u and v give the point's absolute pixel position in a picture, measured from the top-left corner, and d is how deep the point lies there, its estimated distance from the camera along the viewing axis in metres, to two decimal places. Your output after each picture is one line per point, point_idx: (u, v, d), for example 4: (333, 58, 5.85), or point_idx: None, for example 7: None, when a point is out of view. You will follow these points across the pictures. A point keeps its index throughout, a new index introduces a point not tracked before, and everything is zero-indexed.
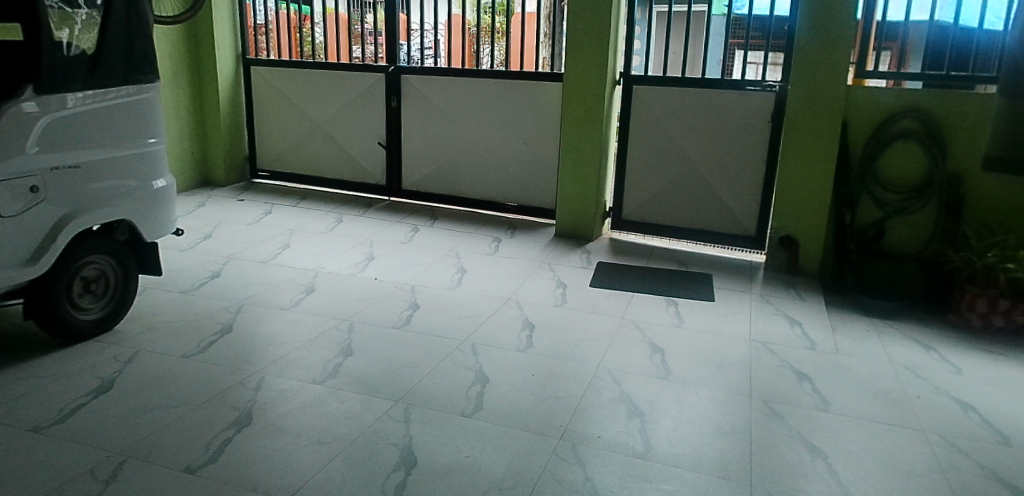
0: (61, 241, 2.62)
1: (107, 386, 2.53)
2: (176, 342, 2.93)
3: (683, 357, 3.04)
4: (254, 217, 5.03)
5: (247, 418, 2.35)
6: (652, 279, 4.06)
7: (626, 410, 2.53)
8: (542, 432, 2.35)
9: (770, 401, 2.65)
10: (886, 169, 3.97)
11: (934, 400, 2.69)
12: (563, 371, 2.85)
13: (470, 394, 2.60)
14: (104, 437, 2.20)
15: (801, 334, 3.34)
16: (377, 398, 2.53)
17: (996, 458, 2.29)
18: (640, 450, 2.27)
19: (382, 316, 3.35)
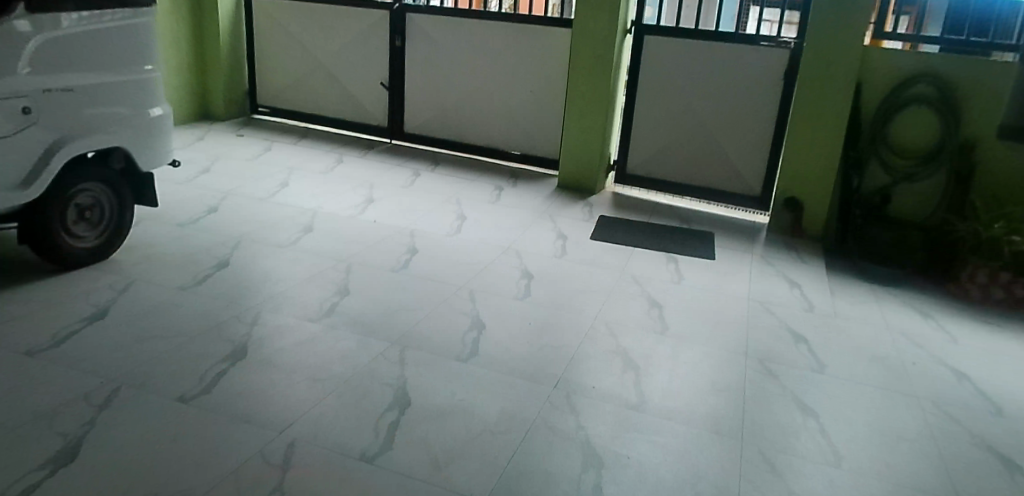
0: (54, 166, 2.57)
1: (103, 313, 2.49)
2: (171, 273, 2.91)
3: (680, 313, 3.03)
4: (254, 153, 4.95)
5: (242, 352, 2.30)
6: (654, 235, 4.03)
7: (621, 362, 2.53)
8: (537, 380, 2.35)
9: (766, 360, 2.65)
10: (898, 135, 3.93)
11: (929, 368, 2.69)
12: (559, 322, 2.84)
13: (465, 339, 2.59)
14: (95, 362, 2.15)
15: (800, 296, 3.33)
16: (372, 339, 2.52)
17: (988, 427, 2.30)
18: (633, 401, 2.27)
19: (380, 259, 3.33)
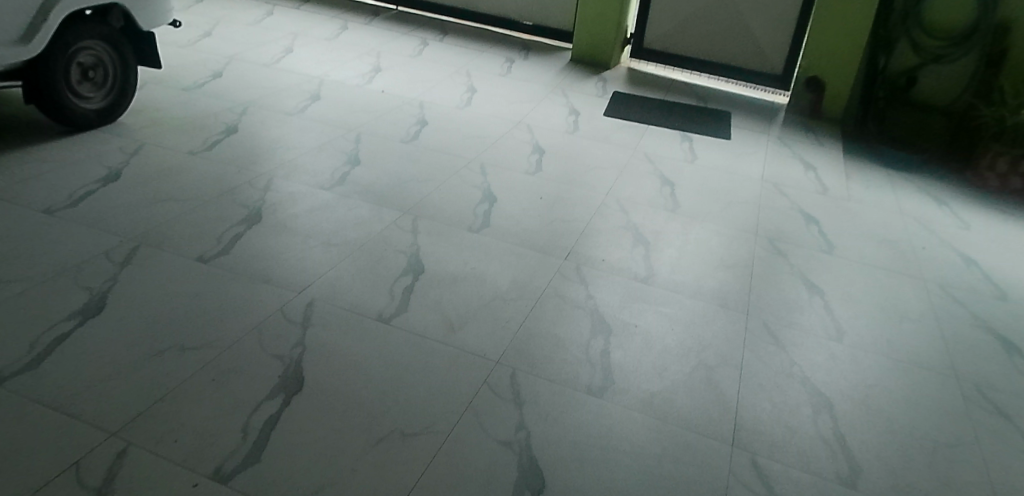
0: (53, 20, 2.46)
1: (116, 175, 2.48)
2: (181, 138, 2.87)
3: (692, 192, 3.02)
4: (255, 17, 4.75)
5: (257, 216, 2.31)
6: (669, 113, 3.93)
7: (632, 237, 2.55)
8: (548, 252, 2.37)
9: (775, 239, 2.67)
10: (932, 12, 3.72)
11: (937, 252, 2.72)
12: (570, 197, 2.83)
13: (477, 211, 2.60)
14: (113, 222, 2.16)
15: (813, 178, 3.30)
16: (385, 208, 2.52)
17: (989, 310, 2.35)
18: (642, 274, 2.30)
19: (390, 129, 3.27)
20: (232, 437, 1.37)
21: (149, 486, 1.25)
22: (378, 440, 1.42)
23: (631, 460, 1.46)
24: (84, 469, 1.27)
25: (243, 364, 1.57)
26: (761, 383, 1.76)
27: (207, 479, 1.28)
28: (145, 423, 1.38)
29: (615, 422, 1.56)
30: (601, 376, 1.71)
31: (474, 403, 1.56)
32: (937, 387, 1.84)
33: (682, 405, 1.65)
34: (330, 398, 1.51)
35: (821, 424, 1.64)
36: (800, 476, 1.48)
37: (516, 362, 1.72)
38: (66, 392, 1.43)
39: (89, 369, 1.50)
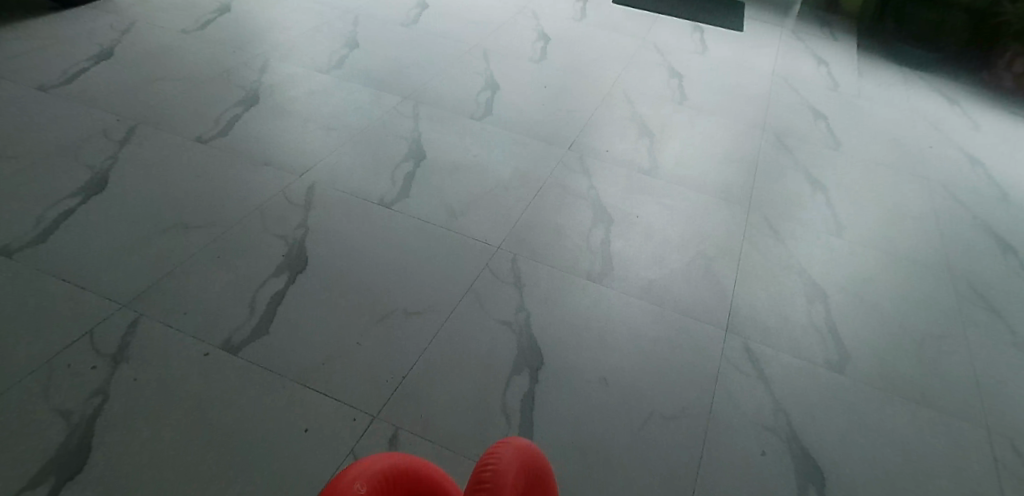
0: None
1: (108, 54, 2.40)
2: (172, 16, 2.75)
3: (701, 85, 2.93)
4: None
5: (254, 98, 2.25)
6: (680, 3, 3.76)
7: (636, 129, 2.50)
8: (551, 141, 2.32)
9: (783, 135, 2.62)
10: None
11: (945, 152, 2.68)
12: (576, 87, 2.76)
13: (480, 99, 2.53)
14: (109, 102, 2.11)
15: (826, 74, 3.20)
16: (385, 93, 2.45)
17: (991, 210, 2.34)
18: (647, 167, 2.23)
19: (389, 12, 3.14)
20: (239, 312, 1.40)
21: (162, 355, 1.30)
22: (382, 318, 1.45)
23: (627, 343, 1.50)
24: (98, 336, 1.31)
25: (248, 244, 1.57)
26: (758, 275, 1.77)
27: (217, 350, 1.32)
28: (155, 296, 1.41)
29: (613, 307, 1.59)
30: (601, 263, 1.71)
31: (476, 286, 1.58)
32: (931, 282, 1.87)
33: (680, 293, 1.67)
34: (334, 278, 1.53)
35: (815, 314, 1.67)
36: (790, 361, 1.52)
37: (517, 248, 1.72)
38: (75, 264, 1.44)
39: (95, 243, 1.50)
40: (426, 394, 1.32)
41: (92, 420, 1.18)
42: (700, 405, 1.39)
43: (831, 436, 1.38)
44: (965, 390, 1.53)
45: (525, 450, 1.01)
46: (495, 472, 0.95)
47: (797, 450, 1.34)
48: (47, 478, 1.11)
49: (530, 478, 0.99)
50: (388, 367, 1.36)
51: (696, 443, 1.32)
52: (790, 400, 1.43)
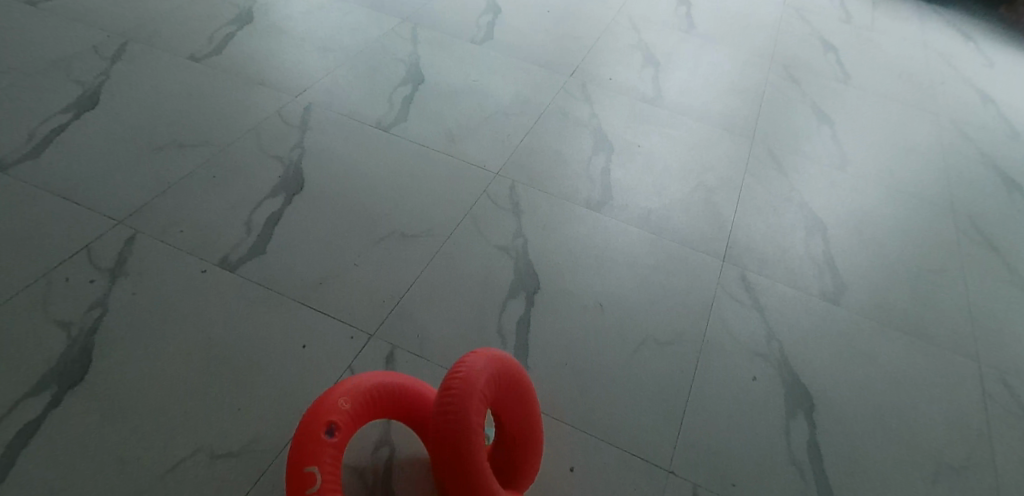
0: None
1: None
2: None
3: (709, 14, 2.84)
4: None
5: (248, 17, 2.15)
6: None
7: (640, 58, 2.42)
8: (552, 68, 2.23)
9: (791, 67, 2.55)
10: None
11: (956, 89, 2.62)
12: (580, 13, 2.66)
13: (480, 23, 2.43)
14: (98, 18, 2.01)
15: (837, 5, 3.10)
16: (382, 14, 2.35)
17: (999, 147, 2.31)
18: (649, 95, 2.17)
19: None
20: (237, 231, 1.40)
21: (160, 271, 1.30)
22: (379, 241, 1.45)
23: (623, 271, 1.50)
24: (94, 252, 1.31)
25: (244, 164, 1.55)
26: (759, 206, 1.76)
27: (215, 267, 1.33)
28: (151, 214, 1.40)
29: (611, 235, 1.58)
30: (599, 192, 1.69)
31: (473, 211, 1.57)
32: (932, 217, 1.86)
33: (679, 222, 1.66)
34: (331, 199, 1.51)
35: (813, 246, 1.67)
36: (786, 291, 1.53)
37: (516, 175, 1.70)
38: (70, 180, 1.43)
39: (90, 159, 1.48)
40: (424, 314, 1.33)
41: (92, 332, 1.19)
42: (695, 332, 1.41)
43: (823, 364, 1.40)
44: (958, 322, 1.55)
45: (497, 362, 1.04)
46: (464, 381, 1.00)
47: (789, 376, 1.36)
48: (49, 387, 1.11)
49: (502, 385, 1.04)
50: (386, 288, 1.36)
51: (690, 366, 1.34)
52: (783, 329, 1.44)
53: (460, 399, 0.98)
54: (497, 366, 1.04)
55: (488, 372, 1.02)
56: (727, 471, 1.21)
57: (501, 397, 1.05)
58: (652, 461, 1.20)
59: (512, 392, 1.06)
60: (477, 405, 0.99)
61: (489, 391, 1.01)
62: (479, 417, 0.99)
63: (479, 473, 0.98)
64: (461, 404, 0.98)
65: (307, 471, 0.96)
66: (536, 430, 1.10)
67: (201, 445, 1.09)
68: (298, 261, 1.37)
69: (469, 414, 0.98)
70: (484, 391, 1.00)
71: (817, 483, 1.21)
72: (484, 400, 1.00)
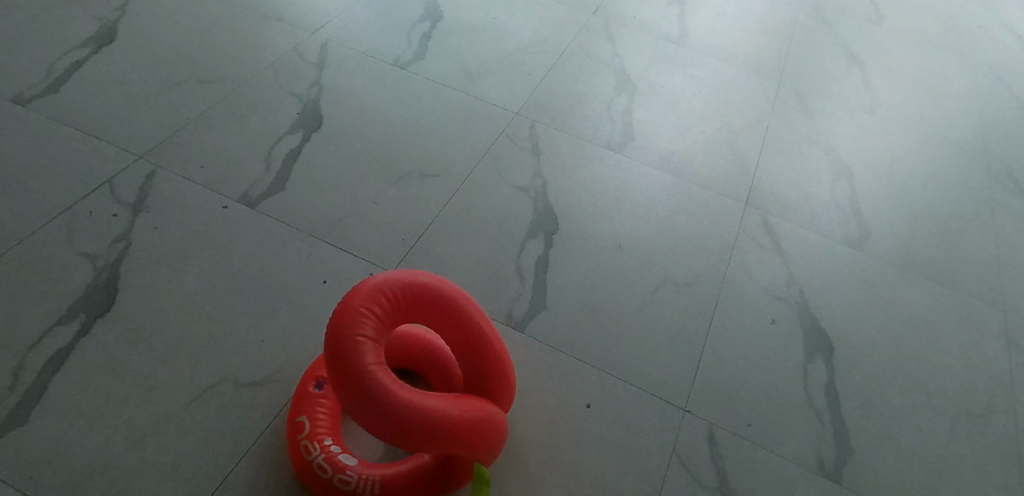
0: None
1: None
2: None
3: None
4: None
5: None
6: None
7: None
8: (574, 6, 2.05)
9: (821, 7, 2.28)
10: None
11: (1008, 22, 2.37)
12: None
13: None
14: None
15: None
16: None
17: None
18: (674, 36, 2.02)
19: None
20: (256, 167, 1.40)
21: (182, 206, 1.31)
22: (398, 179, 1.44)
23: (644, 213, 1.49)
24: (117, 186, 1.32)
25: (262, 101, 1.54)
26: (783, 150, 1.72)
27: (235, 203, 1.33)
28: (171, 149, 1.40)
29: (631, 176, 1.56)
30: (620, 133, 1.66)
31: (492, 151, 1.55)
32: (964, 163, 1.79)
33: (700, 165, 1.63)
34: (349, 137, 1.50)
35: (838, 191, 1.63)
36: (808, 236, 1.51)
37: (535, 115, 1.67)
38: (90, 114, 1.43)
39: (109, 94, 1.48)
40: (442, 252, 1.34)
41: (118, 264, 1.21)
42: (714, 275, 1.40)
43: (844, 308, 1.39)
44: (984, 269, 1.52)
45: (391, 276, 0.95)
46: (343, 303, 0.93)
47: (808, 320, 1.36)
48: (79, 315, 1.14)
49: (400, 296, 0.94)
50: (405, 226, 1.36)
51: (709, 309, 1.34)
52: (804, 273, 1.43)
53: (338, 322, 0.91)
54: (388, 280, 0.94)
55: (373, 288, 0.93)
56: (744, 410, 1.21)
57: (410, 308, 0.95)
58: (669, 400, 1.21)
59: (423, 299, 0.96)
60: (360, 320, 0.91)
61: (376, 305, 0.92)
62: (368, 331, 0.91)
63: (394, 392, 0.89)
64: (340, 326, 0.90)
65: (297, 421, 1.01)
66: (488, 338, 0.99)
67: (226, 374, 1.11)
68: (317, 198, 1.37)
69: (354, 331, 0.90)
70: (366, 307, 0.92)
71: (833, 424, 1.22)
72: (371, 316, 0.92)
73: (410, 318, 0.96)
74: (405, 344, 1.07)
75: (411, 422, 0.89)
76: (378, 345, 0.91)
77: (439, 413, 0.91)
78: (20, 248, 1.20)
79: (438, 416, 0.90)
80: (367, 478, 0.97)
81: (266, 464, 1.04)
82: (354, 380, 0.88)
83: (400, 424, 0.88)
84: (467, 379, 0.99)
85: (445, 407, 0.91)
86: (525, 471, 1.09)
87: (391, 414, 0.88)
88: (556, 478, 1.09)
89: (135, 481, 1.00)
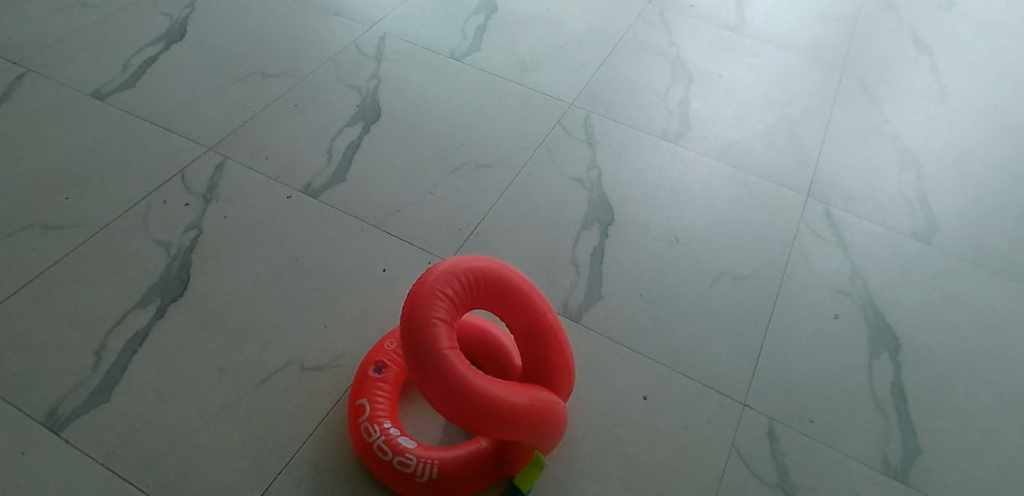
0: None
1: None
2: None
3: None
4: None
5: None
6: None
7: None
8: None
9: None
10: None
11: None
12: None
13: None
14: None
15: None
16: None
17: None
18: (732, 23, 1.98)
19: None
20: (318, 158, 1.44)
21: (249, 195, 1.35)
22: (455, 170, 1.46)
23: (701, 204, 1.47)
24: (188, 177, 1.37)
25: (323, 93, 1.57)
26: (846, 140, 1.67)
27: (299, 193, 1.37)
28: (238, 141, 1.45)
29: (688, 167, 1.54)
30: (677, 123, 1.64)
31: (547, 142, 1.55)
32: None
33: (760, 155, 1.60)
34: (406, 128, 1.53)
35: (905, 183, 1.58)
36: (873, 229, 1.47)
37: (591, 106, 1.66)
38: (162, 108, 1.49)
39: (180, 89, 1.54)
40: (498, 242, 1.35)
41: (190, 251, 1.26)
42: (775, 268, 1.37)
43: (911, 303, 1.34)
44: None
45: (465, 262, 0.98)
46: (418, 283, 0.95)
47: (873, 314, 1.32)
48: (154, 299, 1.19)
49: (472, 280, 0.96)
50: (462, 216, 1.38)
51: (768, 301, 1.32)
52: (869, 267, 1.39)
53: (412, 304, 0.93)
54: (460, 265, 0.97)
55: (446, 272, 0.95)
56: (805, 406, 1.19)
57: (482, 294, 0.97)
58: (728, 393, 1.19)
59: (494, 284, 0.97)
60: (435, 301, 0.93)
61: (448, 289, 0.94)
62: (440, 313, 0.93)
63: (462, 374, 0.91)
64: (415, 305, 0.93)
65: (358, 404, 1.04)
66: (554, 327, 1.00)
67: (292, 358, 1.15)
68: (377, 188, 1.40)
69: (429, 311, 0.92)
70: (439, 289, 0.94)
71: (899, 422, 1.19)
72: (444, 298, 0.94)
73: (479, 304, 0.98)
74: (469, 334, 1.09)
75: (475, 403, 0.91)
76: (449, 327, 0.93)
77: (504, 398, 0.92)
78: (101, 234, 1.27)
79: (502, 400, 0.92)
80: (426, 460, 0.99)
81: (331, 445, 1.07)
82: (424, 360, 0.91)
83: (466, 405, 0.90)
84: (530, 366, 1.00)
85: (510, 393, 0.93)
86: (581, 460, 1.10)
87: (458, 394, 0.90)
88: (613, 468, 1.09)
89: (208, 458, 1.05)
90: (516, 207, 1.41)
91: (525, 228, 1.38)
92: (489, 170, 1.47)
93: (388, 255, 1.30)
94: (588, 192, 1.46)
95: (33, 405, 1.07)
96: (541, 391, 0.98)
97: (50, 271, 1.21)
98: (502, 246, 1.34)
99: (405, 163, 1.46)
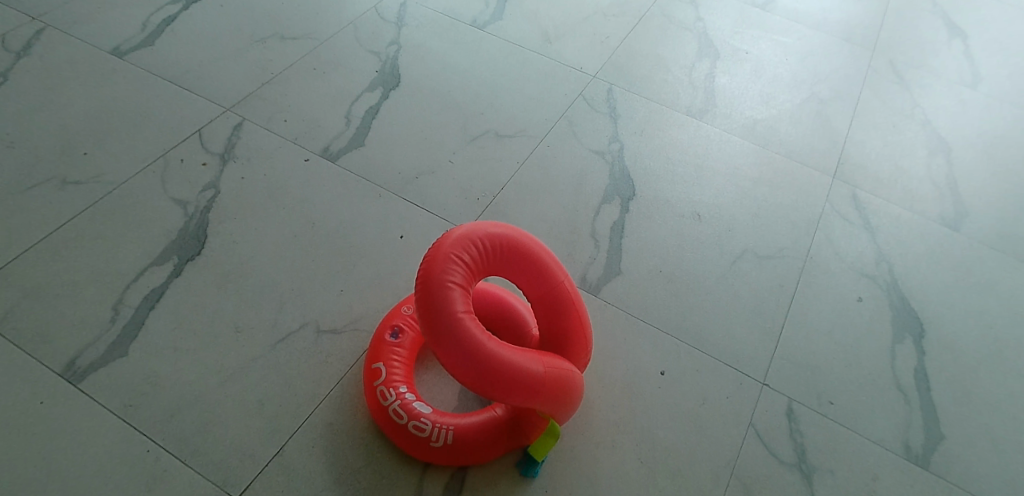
0: None
1: None
2: None
3: None
4: None
5: None
6: None
7: None
8: None
9: None
10: None
11: None
12: None
13: None
14: None
15: None
16: None
17: None
18: None
19: None
20: (336, 123, 1.42)
21: (267, 157, 1.34)
22: (474, 139, 1.44)
23: (724, 182, 1.44)
24: (206, 137, 1.36)
25: (342, 57, 1.55)
26: (875, 122, 1.63)
27: (317, 157, 1.36)
28: (256, 103, 1.43)
29: (712, 143, 1.51)
30: (702, 99, 1.61)
31: (569, 114, 1.52)
32: None
33: (786, 134, 1.56)
34: (427, 95, 1.51)
35: (934, 167, 1.54)
36: (901, 213, 1.43)
37: (614, 79, 1.63)
38: (181, 67, 1.47)
39: (199, 48, 1.52)
40: (517, 213, 1.33)
41: (207, 210, 1.25)
42: (798, 249, 1.35)
43: (936, 289, 1.32)
44: None
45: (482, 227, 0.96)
46: (433, 247, 0.94)
47: (897, 298, 1.29)
48: (172, 257, 1.19)
49: (489, 246, 0.95)
50: (481, 186, 1.36)
51: (790, 282, 1.29)
52: (894, 251, 1.36)
53: (428, 267, 0.92)
54: (477, 230, 0.95)
55: (464, 236, 0.94)
56: (825, 387, 1.17)
57: (499, 260, 0.96)
58: (747, 372, 1.18)
59: (511, 251, 0.96)
60: (450, 265, 0.92)
61: (465, 254, 0.93)
62: (456, 278, 0.92)
63: (478, 339, 0.90)
64: (430, 269, 0.92)
65: (374, 367, 1.03)
66: (571, 296, 0.98)
67: (308, 320, 1.14)
68: (396, 155, 1.38)
69: (444, 274, 0.91)
70: (455, 254, 0.92)
71: (921, 407, 1.17)
72: (460, 262, 0.93)
73: (495, 271, 0.97)
74: (486, 302, 1.08)
75: (491, 368, 0.90)
76: (465, 292, 0.92)
77: (521, 366, 0.91)
78: (119, 191, 1.26)
79: (519, 367, 0.91)
80: (442, 426, 0.99)
81: (345, 408, 1.07)
82: (440, 324, 0.90)
83: (482, 370, 0.89)
84: (547, 335, 0.99)
85: (526, 360, 0.92)
86: (596, 433, 1.09)
87: (474, 360, 0.89)
88: (628, 442, 1.09)
89: (223, 416, 1.05)
90: (536, 178, 1.39)
91: (546, 199, 1.36)
92: (510, 140, 1.45)
93: (406, 222, 1.28)
94: (610, 166, 1.43)
95: (51, 358, 1.07)
96: (558, 359, 0.96)
97: (68, 226, 1.20)
98: (522, 217, 1.33)
99: (424, 130, 1.44)
